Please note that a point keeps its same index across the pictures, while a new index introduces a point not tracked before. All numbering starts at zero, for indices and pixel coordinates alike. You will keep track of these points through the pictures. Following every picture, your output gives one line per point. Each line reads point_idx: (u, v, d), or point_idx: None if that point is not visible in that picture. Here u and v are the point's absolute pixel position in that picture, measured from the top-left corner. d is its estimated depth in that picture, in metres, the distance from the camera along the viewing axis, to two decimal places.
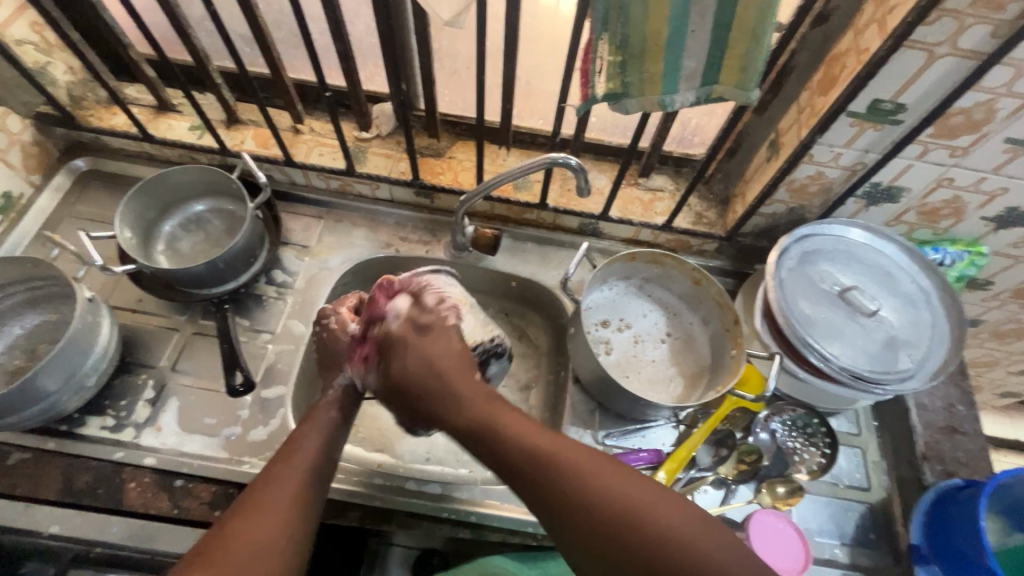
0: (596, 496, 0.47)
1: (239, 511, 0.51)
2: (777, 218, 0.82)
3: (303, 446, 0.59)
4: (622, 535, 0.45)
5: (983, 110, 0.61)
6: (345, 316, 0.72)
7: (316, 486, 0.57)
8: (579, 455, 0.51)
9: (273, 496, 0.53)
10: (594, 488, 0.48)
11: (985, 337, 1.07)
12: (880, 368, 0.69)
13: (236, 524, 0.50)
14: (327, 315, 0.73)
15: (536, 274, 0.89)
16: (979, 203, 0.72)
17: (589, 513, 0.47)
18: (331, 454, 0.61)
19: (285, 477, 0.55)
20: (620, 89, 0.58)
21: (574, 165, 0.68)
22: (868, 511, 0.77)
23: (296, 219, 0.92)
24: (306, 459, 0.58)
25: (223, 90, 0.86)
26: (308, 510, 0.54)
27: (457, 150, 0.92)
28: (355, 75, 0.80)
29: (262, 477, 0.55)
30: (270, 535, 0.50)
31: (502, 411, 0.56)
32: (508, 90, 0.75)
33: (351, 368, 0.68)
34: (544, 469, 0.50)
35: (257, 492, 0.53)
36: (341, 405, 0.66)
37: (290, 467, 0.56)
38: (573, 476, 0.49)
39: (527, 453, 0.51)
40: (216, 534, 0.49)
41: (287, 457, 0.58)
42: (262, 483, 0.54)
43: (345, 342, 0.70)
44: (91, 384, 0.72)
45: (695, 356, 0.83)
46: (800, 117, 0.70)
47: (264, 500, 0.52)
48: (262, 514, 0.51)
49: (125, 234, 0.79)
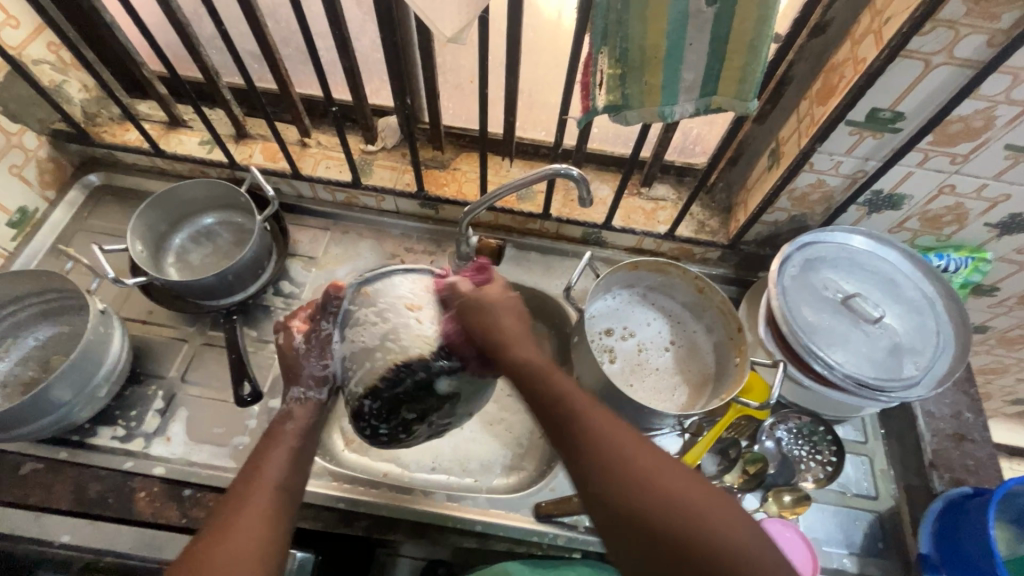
0: (650, 476, 0.49)
1: (209, 535, 0.50)
2: (779, 226, 0.83)
3: (268, 463, 0.58)
4: (668, 520, 0.47)
5: (982, 118, 0.61)
6: (295, 331, 0.67)
7: (288, 499, 0.56)
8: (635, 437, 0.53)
9: (241, 518, 0.52)
10: (639, 463, 0.50)
11: (993, 344, 1.07)
12: (885, 376, 0.69)
13: (204, 550, 0.49)
14: (281, 329, 0.68)
15: (539, 283, 0.90)
16: (981, 209, 0.73)
17: (643, 494, 0.48)
18: (298, 468, 0.60)
19: (252, 496, 0.54)
20: (621, 101, 0.59)
21: (575, 176, 0.68)
22: (877, 520, 0.76)
23: (303, 231, 0.94)
24: (270, 477, 0.56)
25: (232, 106, 0.88)
26: (279, 528, 0.53)
27: (461, 161, 0.93)
28: (361, 90, 0.82)
29: (230, 497, 0.55)
30: (243, 554, 0.49)
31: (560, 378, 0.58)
32: (511, 103, 0.77)
33: (309, 384, 0.65)
34: (605, 444, 0.52)
35: (223, 517, 0.52)
36: (301, 420, 0.63)
37: (255, 486, 0.55)
38: (621, 450, 0.51)
39: (582, 423, 0.54)
40: (187, 560, 0.49)
41: (253, 475, 0.56)
42: (230, 505, 0.53)
43: (297, 358, 0.66)
44: (102, 394, 0.74)
45: (699, 364, 0.84)
46: (800, 126, 0.71)
47: (232, 523, 0.51)
48: (232, 538, 0.50)
49: (137, 247, 0.81)
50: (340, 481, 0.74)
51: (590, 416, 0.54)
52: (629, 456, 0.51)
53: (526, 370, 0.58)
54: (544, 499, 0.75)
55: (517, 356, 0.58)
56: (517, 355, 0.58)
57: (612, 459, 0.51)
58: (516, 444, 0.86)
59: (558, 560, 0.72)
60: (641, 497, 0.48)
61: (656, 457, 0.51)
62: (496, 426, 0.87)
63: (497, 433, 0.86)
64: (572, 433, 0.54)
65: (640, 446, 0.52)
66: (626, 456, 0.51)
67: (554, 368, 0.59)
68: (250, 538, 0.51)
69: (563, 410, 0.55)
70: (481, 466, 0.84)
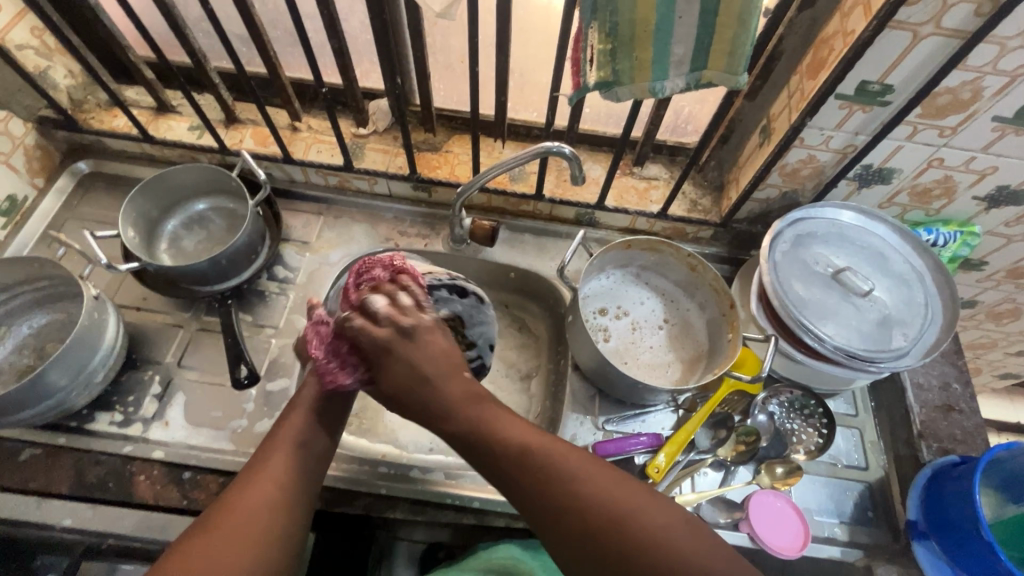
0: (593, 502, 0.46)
1: (230, 492, 0.52)
2: (771, 204, 0.83)
3: (288, 424, 0.59)
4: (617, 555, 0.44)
5: (970, 88, 0.61)
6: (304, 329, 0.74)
7: (309, 456, 0.57)
8: (593, 464, 0.49)
9: (258, 477, 0.53)
10: (581, 488, 0.47)
11: (982, 319, 1.08)
12: (874, 347, 0.70)
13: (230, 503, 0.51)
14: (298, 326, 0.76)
15: (533, 264, 0.91)
16: (970, 182, 0.73)
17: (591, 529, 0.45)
18: (319, 427, 0.60)
19: (274, 454, 0.56)
20: (611, 77, 0.59)
21: (568, 154, 0.69)
22: (867, 490, 0.77)
23: (296, 216, 0.94)
24: (291, 436, 0.58)
25: (221, 90, 0.87)
26: (300, 486, 0.55)
27: (454, 144, 0.93)
28: (351, 73, 0.82)
29: (254, 459, 0.56)
30: (261, 509, 0.50)
31: (487, 408, 0.54)
32: (503, 82, 0.76)
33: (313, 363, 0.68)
34: (553, 481, 0.48)
35: (247, 474, 0.54)
36: (312, 386, 0.62)
37: (279, 448, 0.56)
38: (564, 476, 0.48)
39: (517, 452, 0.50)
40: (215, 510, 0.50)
41: (275, 436, 0.58)
42: (254, 462, 0.55)
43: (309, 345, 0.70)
44: (99, 379, 0.74)
45: (692, 341, 0.85)
46: (790, 101, 0.71)
47: (254, 479, 0.53)
48: (254, 495, 0.51)
49: (129, 233, 0.81)
50: (338, 462, 0.76)
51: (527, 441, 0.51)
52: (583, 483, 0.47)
53: (465, 416, 0.53)
54: None
55: (467, 418, 0.53)
56: (467, 417, 0.53)
57: (557, 490, 0.47)
58: None
59: None
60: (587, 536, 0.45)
61: (613, 482, 0.48)
62: None
63: None
64: (514, 469, 0.50)
65: (586, 466, 0.49)
66: (574, 480, 0.48)
67: (490, 408, 0.54)
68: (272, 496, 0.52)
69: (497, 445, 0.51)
70: None
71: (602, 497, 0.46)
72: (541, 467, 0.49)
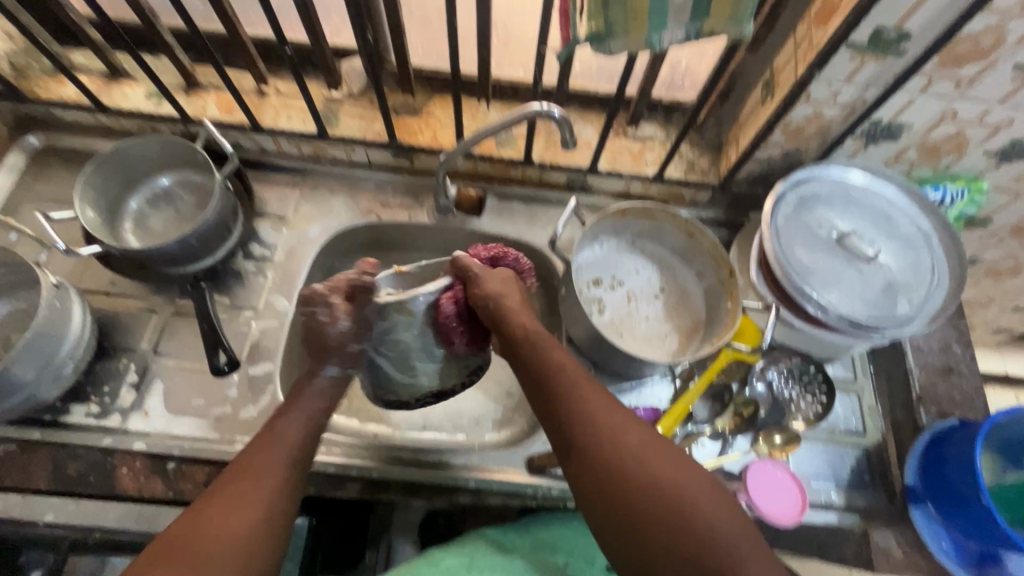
0: (642, 462, 0.50)
1: (212, 503, 0.51)
2: (772, 163, 0.79)
3: (280, 434, 0.58)
4: (660, 508, 0.48)
5: (992, 35, 0.57)
6: (338, 309, 0.61)
7: (294, 472, 0.56)
8: (641, 429, 0.53)
9: (244, 492, 0.52)
10: (631, 448, 0.52)
11: (980, 276, 1.06)
12: (880, 315, 0.68)
13: (206, 519, 0.50)
14: (318, 302, 0.61)
15: (523, 234, 0.86)
16: (983, 136, 0.69)
17: (639, 482, 0.49)
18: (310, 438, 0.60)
19: (261, 468, 0.54)
20: (603, 30, 0.53)
21: (558, 116, 0.63)
22: (864, 454, 0.77)
23: (270, 189, 0.88)
24: (280, 451, 0.56)
25: (177, 52, 0.79)
26: (283, 504, 0.54)
27: (434, 106, 0.86)
28: (318, 29, 0.74)
29: (240, 467, 0.54)
30: (241, 535, 0.49)
31: (560, 355, 0.60)
32: (486, 36, 0.69)
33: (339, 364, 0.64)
34: (606, 431, 0.53)
35: (231, 484, 0.53)
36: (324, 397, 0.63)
37: (269, 458, 0.55)
38: (617, 433, 0.53)
39: (578, 400, 0.55)
40: (186, 524, 0.49)
41: (266, 444, 0.57)
42: (239, 472, 0.54)
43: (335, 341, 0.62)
44: (68, 371, 0.70)
45: (690, 311, 0.82)
46: (797, 52, 0.65)
47: (239, 493, 0.52)
48: (236, 514, 0.50)
49: (87, 214, 0.75)
50: (329, 445, 0.73)
51: (588, 395, 0.56)
52: (634, 446, 0.52)
53: (540, 354, 0.60)
54: (537, 452, 0.75)
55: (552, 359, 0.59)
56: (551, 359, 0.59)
57: (611, 441, 0.52)
58: (506, 397, 0.85)
59: (550, 518, 0.74)
60: (635, 486, 0.49)
61: (658, 450, 0.52)
62: (484, 381, 0.86)
63: (486, 388, 0.85)
64: (575, 416, 0.54)
65: (637, 429, 0.53)
66: (627, 442, 0.52)
67: (559, 346, 0.61)
68: (255, 521, 0.51)
69: (560, 388, 0.57)
70: (472, 421, 0.83)
71: (649, 465, 0.50)
72: (597, 420, 0.54)
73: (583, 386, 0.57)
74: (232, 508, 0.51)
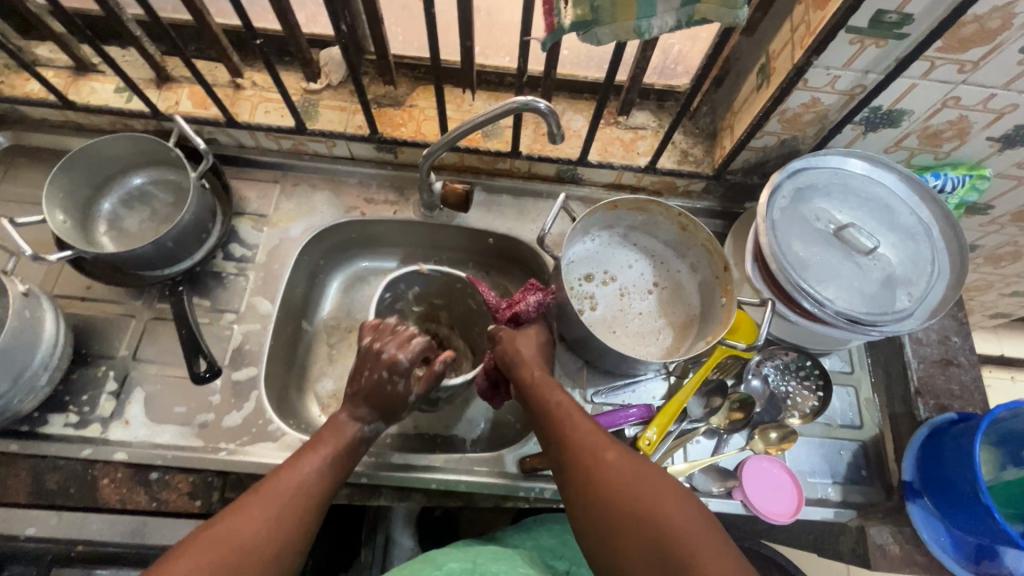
0: (622, 487, 0.50)
1: (225, 519, 0.50)
2: (768, 152, 0.76)
3: (308, 459, 0.57)
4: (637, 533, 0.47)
5: (999, 16, 0.54)
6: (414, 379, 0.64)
7: (314, 499, 0.55)
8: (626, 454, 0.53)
9: (256, 514, 0.51)
10: (614, 473, 0.51)
11: (980, 262, 1.05)
12: (878, 310, 0.66)
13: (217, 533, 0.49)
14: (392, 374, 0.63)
15: (513, 229, 0.84)
16: (986, 122, 0.66)
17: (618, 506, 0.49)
18: (336, 467, 0.59)
19: (279, 489, 0.53)
20: (589, 16, 0.50)
21: (544, 109, 0.60)
22: (861, 449, 0.75)
23: (250, 185, 0.85)
24: (301, 475, 0.55)
25: (144, 44, 0.75)
26: (297, 530, 0.52)
27: (418, 96, 0.83)
28: (291, 17, 0.70)
29: (261, 486, 0.54)
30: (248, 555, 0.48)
31: (557, 391, 0.61)
32: (468, 24, 0.66)
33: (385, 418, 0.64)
34: (592, 459, 0.53)
35: (248, 502, 0.52)
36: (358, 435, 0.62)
37: (287, 481, 0.54)
38: (602, 460, 0.52)
39: (569, 431, 0.56)
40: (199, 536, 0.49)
41: (291, 466, 0.56)
42: (258, 492, 0.53)
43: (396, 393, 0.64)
44: (43, 382, 0.68)
45: (684, 306, 0.80)
46: (794, 36, 0.62)
47: (251, 514, 0.51)
48: (244, 531, 0.50)
49: (57, 218, 0.72)
50: None
51: (579, 425, 0.57)
52: (617, 472, 0.51)
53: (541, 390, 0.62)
54: (529, 454, 0.72)
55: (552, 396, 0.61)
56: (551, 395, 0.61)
57: (594, 468, 0.52)
58: None
59: (541, 517, 0.75)
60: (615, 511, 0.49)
61: (641, 476, 0.50)
62: None
63: None
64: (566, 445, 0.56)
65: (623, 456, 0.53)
66: (609, 466, 0.52)
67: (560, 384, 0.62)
68: (263, 543, 0.50)
69: (555, 419, 0.58)
70: (464, 421, 0.81)
71: (628, 489, 0.49)
72: (584, 449, 0.54)
73: (576, 418, 0.58)
74: (239, 529, 0.49)
